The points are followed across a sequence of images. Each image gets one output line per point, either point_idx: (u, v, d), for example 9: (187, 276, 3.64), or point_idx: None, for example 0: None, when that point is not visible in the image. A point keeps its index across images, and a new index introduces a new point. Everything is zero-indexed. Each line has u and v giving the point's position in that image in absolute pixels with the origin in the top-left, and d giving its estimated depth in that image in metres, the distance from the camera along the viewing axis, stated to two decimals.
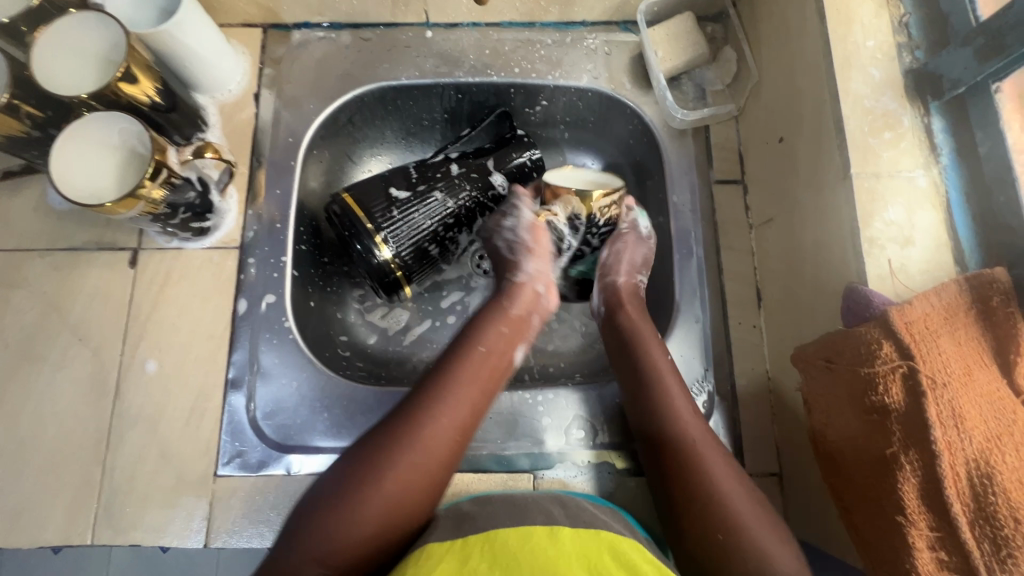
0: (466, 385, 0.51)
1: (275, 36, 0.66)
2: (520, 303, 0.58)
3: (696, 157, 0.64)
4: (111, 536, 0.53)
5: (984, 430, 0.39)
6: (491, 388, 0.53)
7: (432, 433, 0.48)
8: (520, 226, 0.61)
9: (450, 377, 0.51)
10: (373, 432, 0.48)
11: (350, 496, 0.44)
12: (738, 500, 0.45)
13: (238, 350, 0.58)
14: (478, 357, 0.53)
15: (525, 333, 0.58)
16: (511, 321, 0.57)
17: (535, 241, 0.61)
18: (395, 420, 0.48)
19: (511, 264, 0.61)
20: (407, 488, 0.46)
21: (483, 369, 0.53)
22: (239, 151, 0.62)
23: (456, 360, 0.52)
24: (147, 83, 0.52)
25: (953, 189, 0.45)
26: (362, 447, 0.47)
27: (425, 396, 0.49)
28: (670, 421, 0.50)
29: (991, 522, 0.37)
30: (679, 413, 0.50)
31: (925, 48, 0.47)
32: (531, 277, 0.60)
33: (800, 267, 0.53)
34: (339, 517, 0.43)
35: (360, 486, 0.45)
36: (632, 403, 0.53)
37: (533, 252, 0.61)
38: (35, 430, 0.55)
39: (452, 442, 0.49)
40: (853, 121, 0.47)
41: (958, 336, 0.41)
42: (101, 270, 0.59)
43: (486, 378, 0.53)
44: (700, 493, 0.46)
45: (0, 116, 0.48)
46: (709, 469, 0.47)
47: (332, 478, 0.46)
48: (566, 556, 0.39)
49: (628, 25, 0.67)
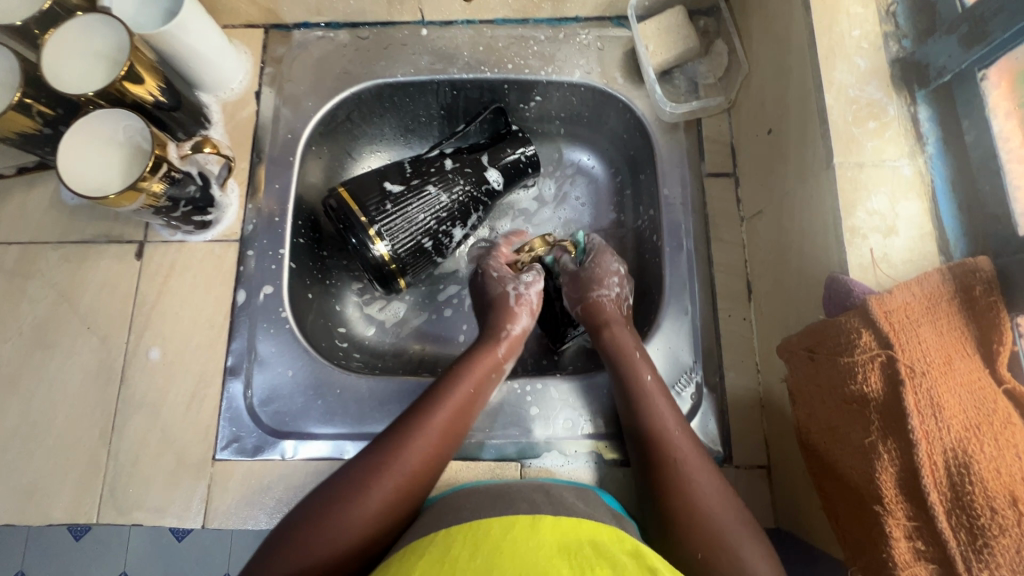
0: (450, 417, 0.52)
1: (276, 36, 0.68)
2: (506, 345, 0.59)
3: (688, 150, 0.64)
4: (115, 515, 0.55)
5: (963, 419, 0.37)
6: (471, 420, 0.54)
7: (416, 463, 0.49)
8: (531, 288, 0.62)
9: (436, 406, 0.52)
10: (358, 458, 0.49)
11: (334, 513, 0.45)
12: (721, 517, 0.46)
13: (237, 339, 0.60)
14: (466, 389, 0.54)
15: (503, 373, 0.58)
16: (496, 358, 0.57)
17: (538, 306, 0.63)
18: (381, 447, 0.49)
19: (508, 311, 0.60)
20: (388, 515, 0.46)
21: (468, 404, 0.53)
22: (241, 147, 0.65)
23: (443, 391, 0.53)
24: (151, 82, 0.54)
25: (938, 177, 0.45)
26: (350, 470, 0.48)
27: (409, 427, 0.50)
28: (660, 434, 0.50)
29: (967, 512, 0.36)
30: (665, 430, 0.51)
31: (912, 37, 0.47)
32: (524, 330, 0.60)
33: (787, 258, 0.53)
34: (325, 531, 0.44)
35: (340, 515, 0.45)
36: (626, 415, 0.53)
37: (534, 312, 0.62)
38: (47, 415, 0.58)
39: (433, 470, 0.50)
40: (837, 111, 0.46)
41: (938, 325, 0.40)
42: (109, 262, 0.62)
43: (469, 411, 0.54)
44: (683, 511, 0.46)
45: (13, 114, 0.50)
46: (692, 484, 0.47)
47: (315, 498, 0.47)
48: (546, 546, 0.38)
49: (621, 20, 0.67)
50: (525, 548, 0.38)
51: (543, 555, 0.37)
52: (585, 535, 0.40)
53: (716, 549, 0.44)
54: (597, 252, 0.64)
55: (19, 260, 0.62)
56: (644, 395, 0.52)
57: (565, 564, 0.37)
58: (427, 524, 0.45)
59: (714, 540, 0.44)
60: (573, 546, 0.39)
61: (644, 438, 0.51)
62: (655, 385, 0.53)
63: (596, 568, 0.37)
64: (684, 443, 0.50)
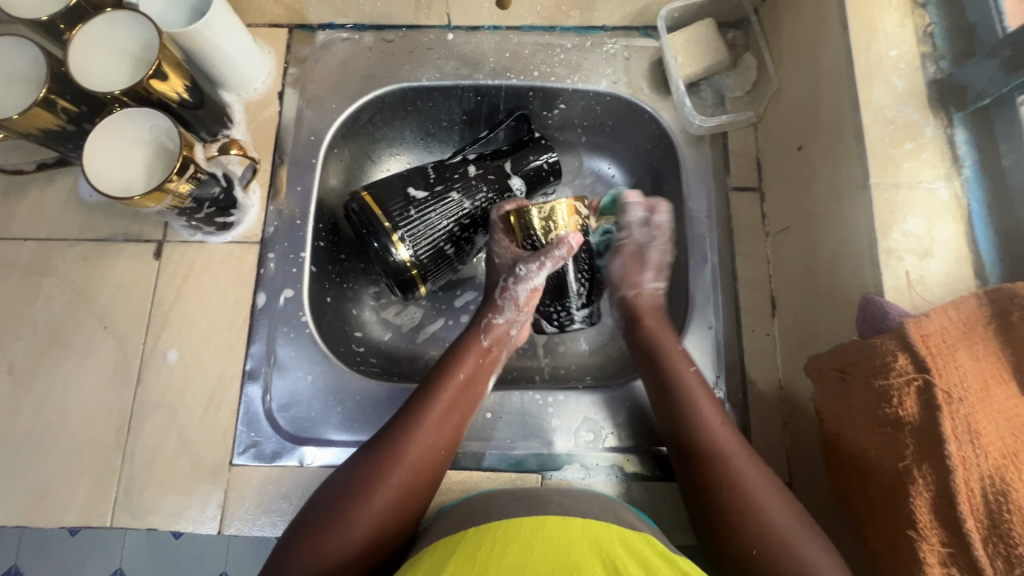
0: (441, 414, 0.51)
1: (300, 36, 0.67)
2: (493, 337, 0.57)
3: (713, 164, 0.64)
4: (129, 520, 0.55)
5: (1000, 447, 0.38)
6: (466, 414, 0.53)
7: (414, 463, 0.48)
8: (522, 285, 0.57)
9: (427, 404, 0.51)
10: (355, 462, 0.49)
11: (338, 521, 0.45)
12: (772, 511, 0.45)
13: (256, 342, 0.59)
14: (457, 385, 0.53)
15: (494, 368, 0.57)
16: (484, 352, 0.56)
17: (527, 300, 0.58)
18: (377, 452, 0.48)
19: (494, 304, 0.59)
20: (392, 519, 0.46)
21: (459, 397, 0.53)
22: (263, 148, 0.64)
23: (434, 388, 0.52)
24: (177, 80, 0.53)
25: (975, 201, 0.45)
26: (347, 476, 0.48)
27: (401, 428, 0.50)
28: (703, 427, 0.50)
29: (1005, 540, 0.36)
30: (708, 423, 0.51)
31: (950, 58, 0.47)
32: (508, 322, 0.58)
33: (815, 276, 0.53)
34: (327, 544, 0.44)
35: (343, 523, 0.45)
36: (663, 409, 0.53)
37: (521, 307, 0.59)
38: (61, 415, 0.57)
39: (432, 468, 0.49)
40: (873, 131, 0.46)
41: (975, 350, 0.40)
42: (127, 261, 0.61)
43: (462, 406, 0.53)
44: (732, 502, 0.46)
45: (38, 110, 0.49)
46: (739, 476, 0.47)
47: (317, 506, 0.46)
48: (578, 543, 0.39)
49: (649, 30, 0.67)
50: (557, 545, 0.38)
51: (575, 551, 0.38)
52: (615, 535, 0.40)
53: (769, 543, 0.43)
54: (660, 233, 0.60)
55: (35, 257, 0.61)
56: (682, 386, 0.53)
57: (597, 561, 0.37)
58: (451, 524, 0.45)
59: (765, 532, 0.44)
60: (605, 545, 0.39)
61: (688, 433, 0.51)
62: (695, 377, 0.54)
63: (629, 568, 0.37)
64: (727, 436, 0.50)
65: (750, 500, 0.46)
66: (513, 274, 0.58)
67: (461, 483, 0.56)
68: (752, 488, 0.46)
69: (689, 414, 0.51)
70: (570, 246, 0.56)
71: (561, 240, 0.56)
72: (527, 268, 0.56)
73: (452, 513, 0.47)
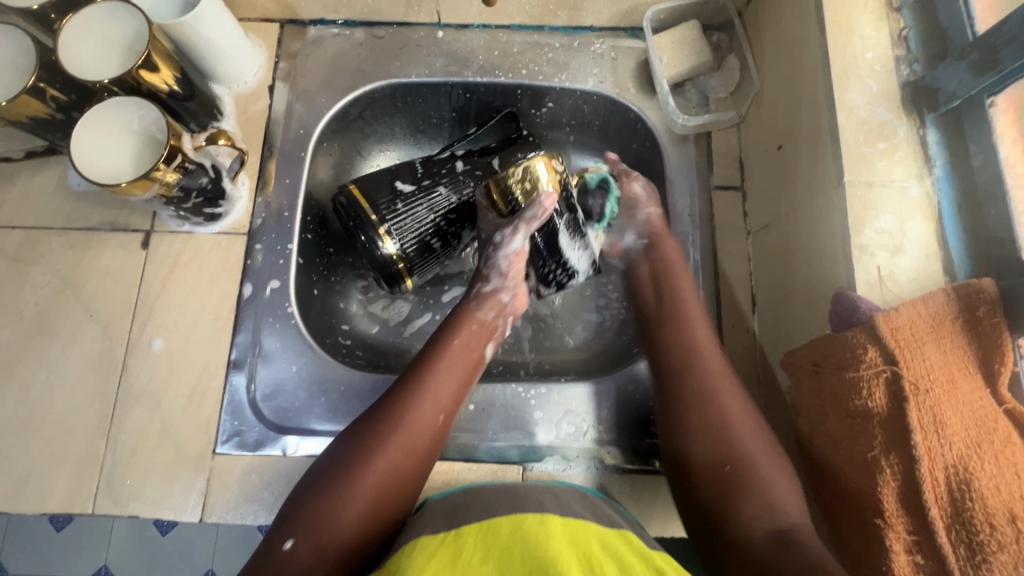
0: (440, 378, 0.52)
1: (292, 31, 0.68)
2: (487, 306, 0.58)
3: (696, 162, 0.65)
4: (110, 506, 0.55)
5: (964, 437, 0.39)
6: (466, 380, 0.54)
7: (416, 424, 0.49)
8: (503, 251, 0.58)
9: (427, 368, 0.52)
10: (354, 428, 0.49)
11: (341, 484, 0.45)
12: (748, 431, 0.49)
13: (241, 332, 0.60)
14: (455, 352, 0.54)
15: (492, 335, 0.59)
16: (480, 322, 0.57)
17: (512, 266, 0.59)
18: (376, 417, 0.49)
19: (480, 273, 0.60)
20: (395, 477, 0.47)
21: (457, 363, 0.54)
22: (252, 140, 0.65)
23: (433, 354, 0.53)
24: (167, 71, 0.54)
25: (944, 200, 0.46)
26: (345, 445, 0.48)
27: (400, 392, 0.51)
28: (696, 352, 0.53)
29: (967, 527, 0.37)
30: (703, 348, 0.54)
31: (923, 61, 0.48)
32: (498, 288, 0.59)
33: (793, 272, 0.54)
34: (333, 503, 0.45)
35: (349, 483, 0.46)
36: (662, 330, 0.57)
37: (506, 274, 0.59)
38: (45, 402, 0.57)
39: (431, 435, 0.50)
40: (848, 130, 0.47)
41: (942, 344, 0.41)
42: (114, 250, 0.61)
43: (462, 371, 0.54)
44: (713, 421, 0.50)
45: (28, 98, 0.50)
46: (720, 398, 0.50)
47: (323, 467, 0.47)
48: (557, 542, 0.39)
49: (635, 31, 0.68)
50: (536, 546, 0.39)
51: (553, 549, 0.38)
52: (592, 533, 0.41)
53: (740, 461, 0.47)
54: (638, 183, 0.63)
55: (22, 245, 0.61)
56: (683, 311, 0.56)
57: (574, 560, 0.38)
58: (434, 523, 0.44)
59: (738, 451, 0.48)
60: (583, 544, 0.39)
61: (685, 355, 0.54)
62: (695, 305, 0.57)
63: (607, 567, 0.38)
64: (719, 364, 0.53)
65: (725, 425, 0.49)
66: (492, 242, 0.58)
67: (442, 474, 0.56)
68: (728, 411, 0.50)
69: (687, 337, 0.55)
70: (545, 209, 0.54)
71: (535, 202, 0.54)
72: (503, 234, 0.57)
73: (432, 508, 0.47)
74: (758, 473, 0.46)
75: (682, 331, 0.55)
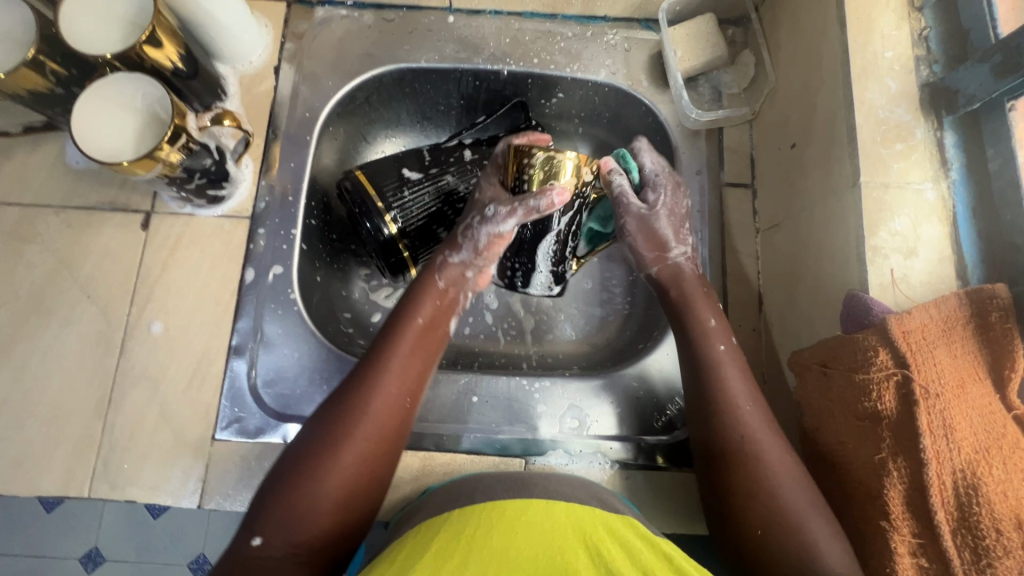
0: (402, 359, 0.52)
1: (299, 11, 0.66)
2: (447, 276, 0.57)
3: (707, 158, 0.64)
4: (106, 490, 0.54)
5: (973, 442, 0.39)
6: (430, 358, 0.54)
7: (380, 409, 0.48)
8: (486, 226, 0.56)
9: (388, 351, 0.51)
10: (319, 416, 0.48)
11: (310, 475, 0.45)
12: (791, 493, 0.44)
13: (243, 318, 0.59)
14: (416, 329, 0.54)
15: (455, 307, 0.58)
16: (440, 294, 0.57)
17: (489, 249, 0.58)
18: (340, 405, 0.48)
19: (454, 241, 0.58)
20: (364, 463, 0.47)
21: (418, 341, 0.53)
22: (256, 122, 0.63)
23: (394, 334, 0.53)
24: (171, 48, 0.52)
25: (959, 203, 0.46)
26: (312, 434, 0.47)
27: (361, 377, 0.50)
28: (725, 398, 0.49)
29: (973, 532, 0.37)
30: (731, 393, 0.49)
31: (943, 62, 0.48)
32: (464, 262, 0.58)
33: (802, 271, 0.54)
34: (303, 493, 0.44)
35: (318, 475, 0.45)
36: (692, 379, 0.52)
37: (479, 250, 0.58)
38: (40, 383, 0.56)
39: (399, 418, 0.49)
40: (866, 130, 0.47)
41: (954, 349, 0.41)
42: (113, 231, 0.60)
43: (424, 349, 0.54)
44: (750, 480, 0.46)
45: (26, 70, 0.48)
46: (762, 450, 0.46)
47: (288, 458, 0.46)
48: (560, 526, 0.39)
49: (649, 23, 0.68)
50: (541, 529, 0.39)
51: (557, 535, 0.38)
52: (596, 518, 0.40)
53: (778, 522, 0.43)
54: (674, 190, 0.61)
55: (18, 222, 0.60)
56: (715, 361, 0.51)
57: (578, 546, 0.38)
58: (434, 508, 0.44)
59: (774, 510, 0.44)
60: (588, 530, 0.39)
61: (712, 402, 0.49)
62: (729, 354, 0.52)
63: (609, 548, 0.38)
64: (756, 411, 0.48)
65: (765, 479, 0.45)
66: (482, 214, 0.57)
67: (444, 465, 0.56)
68: (767, 463, 0.46)
69: (719, 386, 0.50)
70: (552, 204, 0.52)
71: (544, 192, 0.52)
72: (494, 210, 0.55)
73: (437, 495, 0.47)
74: (802, 528, 0.42)
75: (714, 380, 0.50)
